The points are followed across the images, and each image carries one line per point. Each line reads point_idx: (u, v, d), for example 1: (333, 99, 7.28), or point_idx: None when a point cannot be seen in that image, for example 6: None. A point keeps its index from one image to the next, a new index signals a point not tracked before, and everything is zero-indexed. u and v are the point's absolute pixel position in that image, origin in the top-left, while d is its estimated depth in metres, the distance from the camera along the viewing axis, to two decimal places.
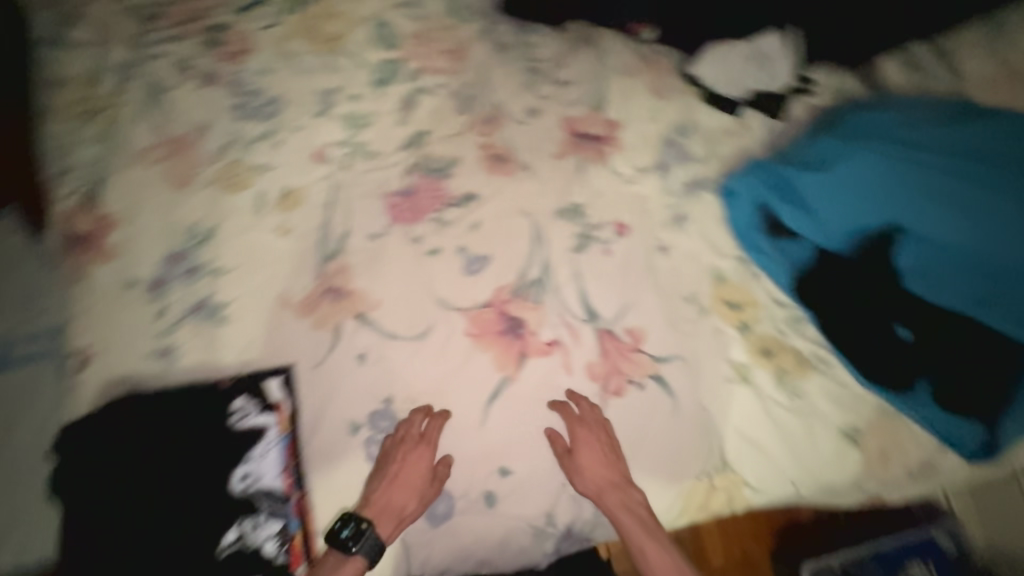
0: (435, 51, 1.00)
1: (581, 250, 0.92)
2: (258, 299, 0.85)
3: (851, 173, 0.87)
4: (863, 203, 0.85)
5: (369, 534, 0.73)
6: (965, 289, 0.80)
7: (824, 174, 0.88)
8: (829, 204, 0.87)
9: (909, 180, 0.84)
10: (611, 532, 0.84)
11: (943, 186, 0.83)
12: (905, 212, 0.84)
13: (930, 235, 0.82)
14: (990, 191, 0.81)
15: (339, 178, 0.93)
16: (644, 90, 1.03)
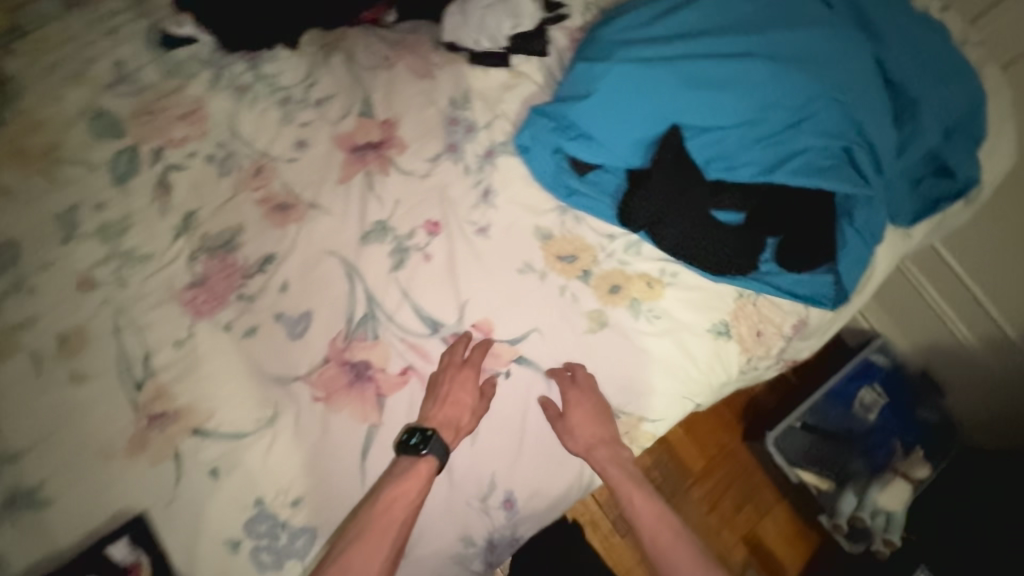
0: (169, 120, 0.89)
1: (401, 266, 0.86)
2: (77, 463, 0.75)
3: (625, 84, 0.83)
4: (644, 113, 0.83)
5: (436, 437, 0.75)
6: (757, 161, 0.84)
7: (601, 96, 0.83)
8: (616, 125, 0.84)
9: (672, 73, 0.82)
10: (534, 522, 0.83)
11: (706, 69, 0.83)
12: (683, 106, 0.83)
13: (711, 123, 0.84)
14: (746, 61, 0.83)
15: (118, 297, 0.83)
16: (409, 75, 0.96)
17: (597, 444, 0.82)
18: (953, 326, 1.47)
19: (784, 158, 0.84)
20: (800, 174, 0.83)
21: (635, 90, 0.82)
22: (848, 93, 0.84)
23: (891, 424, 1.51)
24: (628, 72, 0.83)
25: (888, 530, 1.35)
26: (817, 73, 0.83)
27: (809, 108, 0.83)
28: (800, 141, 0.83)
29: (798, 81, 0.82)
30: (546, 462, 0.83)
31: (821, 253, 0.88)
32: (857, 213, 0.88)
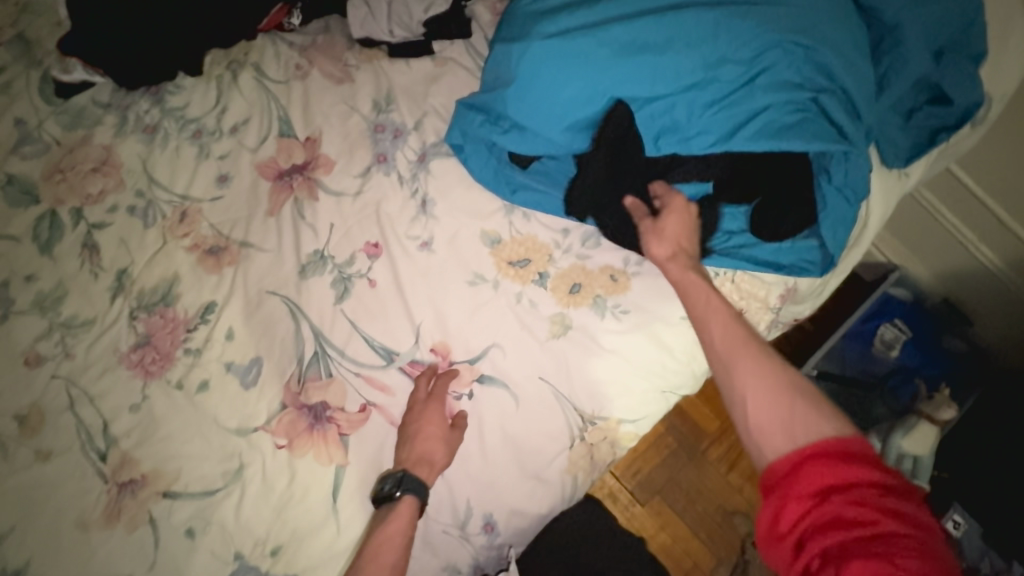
0: (83, 176, 0.84)
1: (345, 296, 0.81)
2: (56, 540, 0.76)
3: (551, 62, 0.76)
4: (579, 92, 0.76)
5: (408, 478, 0.71)
6: (712, 128, 0.77)
7: (529, 79, 0.77)
8: (550, 108, 0.78)
9: (605, 43, 0.75)
10: (519, 539, 0.81)
11: (641, 33, 0.75)
12: (620, 78, 0.75)
13: (654, 91, 0.76)
14: (683, 18, 0.75)
15: (67, 369, 0.81)
16: (324, 83, 0.88)
17: (672, 258, 0.77)
18: (975, 250, 1.26)
19: (742, 122, 0.76)
20: (760, 137, 0.75)
21: (564, 69, 0.76)
22: (809, 38, 0.76)
23: (923, 361, 1.28)
24: (555, 48, 0.76)
25: (918, 474, 1.16)
26: (765, 18, 0.75)
27: (766, 60, 0.75)
28: (757, 99, 0.75)
29: (749, 31, 0.75)
30: (524, 482, 0.79)
31: (802, 216, 0.80)
32: (835, 169, 0.80)
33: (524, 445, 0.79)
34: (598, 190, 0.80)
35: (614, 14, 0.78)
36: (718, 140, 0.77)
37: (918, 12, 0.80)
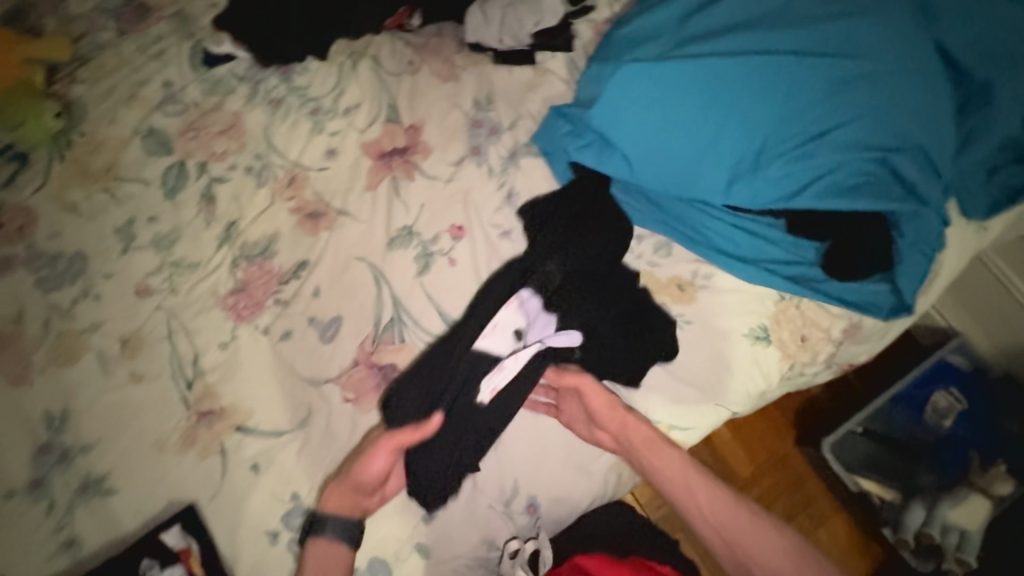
0: (212, 135, 0.94)
1: (425, 271, 0.87)
2: (137, 455, 0.83)
3: (629, 96, 0.79)
4: (652, 129, 0.78)
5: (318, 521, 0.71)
6: (782, 181, 0.76)
7: (608, 107, 0.80)
8: (627, 137, 0.80)
9: (683, 84, 0.77)
10: (562, 520, 0.83)
11: (718, 79, 0.77)
12: (693, 123, 0.77)
13: (727, 139, 0.77)
14: (762, 70, 0.76)
15: (171, 303, 0.90)
16: (433, 80, 0.97)
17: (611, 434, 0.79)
18: None
19: (810, 179, 0.76)
20: (825, 197, 0.75)
21: (650, 103, 0.78)
22: (894, 101, 0.75)
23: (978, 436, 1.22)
24: (633, 85, 0.78)
25: (963, 548, 1.12)
26: (844, 79, 0.76)
27: (845, 116, 0.75)
28: (833, 157, 0.75)
29: (828, 89, 0.76)
30: (572, 467, 0.82)
31: (873, 263, 0.81)
32: (905, 226, 0.80)
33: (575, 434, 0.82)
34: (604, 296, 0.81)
35: (696, 53, 0.78)
36: (785, 196, 0.77)
37: (1015, 76, 0.82)
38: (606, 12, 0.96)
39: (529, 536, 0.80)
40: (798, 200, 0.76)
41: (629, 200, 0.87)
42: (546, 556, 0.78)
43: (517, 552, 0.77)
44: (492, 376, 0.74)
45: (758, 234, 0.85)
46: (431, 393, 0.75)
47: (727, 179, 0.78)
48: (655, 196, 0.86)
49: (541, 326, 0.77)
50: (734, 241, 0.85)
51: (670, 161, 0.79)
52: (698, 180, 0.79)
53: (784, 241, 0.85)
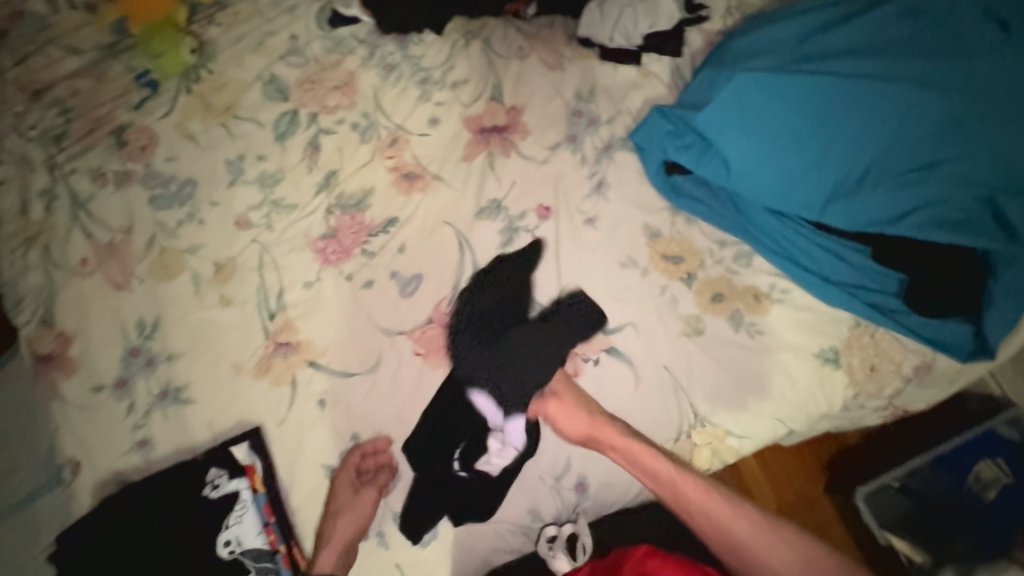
0: (327, 90, 1.00)
1: (508, 244, 0.90)
2: (215, 372, 0.88)
3: (741, 105, 0.82)
4: (758, 139, 0.82)
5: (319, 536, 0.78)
6: (880, 206, 0.79)
7: (718, 111, 0.83)
8: (731, 143, 0.83)
9: (796, 101, 0.81)
10: (608, 505, 0.84)
11: (831, 101, 0.80)
12: (800, 139, 0.81)
13: (831, 159, 0.80)
14: (876, 97, 0.79)
15: (265, 238, 0.95)
16: (539, 67, 1.00)
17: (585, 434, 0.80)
18: None
19: (908, 209, 0.79)
20: (921, 228, 0.78)
21: (759, 113, 0.81)
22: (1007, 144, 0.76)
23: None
24: (746, 95, 0.82)
25: None
26: (960, 116, 0.77)
27: (954, 152, 0.77)
28: (936, 190, 0.78)
29: (941, 124, 0.78)
30: None
31: (957, 301, 0.82)
32: (1001, 271, 0.79)
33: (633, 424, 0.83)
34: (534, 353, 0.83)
35: (813, 72, 0.81)
36: (881, 221, 0.80)
37: None
38: (718, 24, 0.98)
39: (567, 520, 0.81)
40: (892, 227, 0.79)
41: (716, 205, 0.89)
42: (583, 543, 0.79)
43: (555, 535, 0.79)
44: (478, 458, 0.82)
45: (842, 257, 0.86)
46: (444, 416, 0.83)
47: (825, 198, 0.81)
48: (742, 204, 0.88)
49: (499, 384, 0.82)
50: (816, 260, 0.86)
51: (771, 172, 0.82)
52: (795, 194, 0.82)
53: (867, 269, 0.86)
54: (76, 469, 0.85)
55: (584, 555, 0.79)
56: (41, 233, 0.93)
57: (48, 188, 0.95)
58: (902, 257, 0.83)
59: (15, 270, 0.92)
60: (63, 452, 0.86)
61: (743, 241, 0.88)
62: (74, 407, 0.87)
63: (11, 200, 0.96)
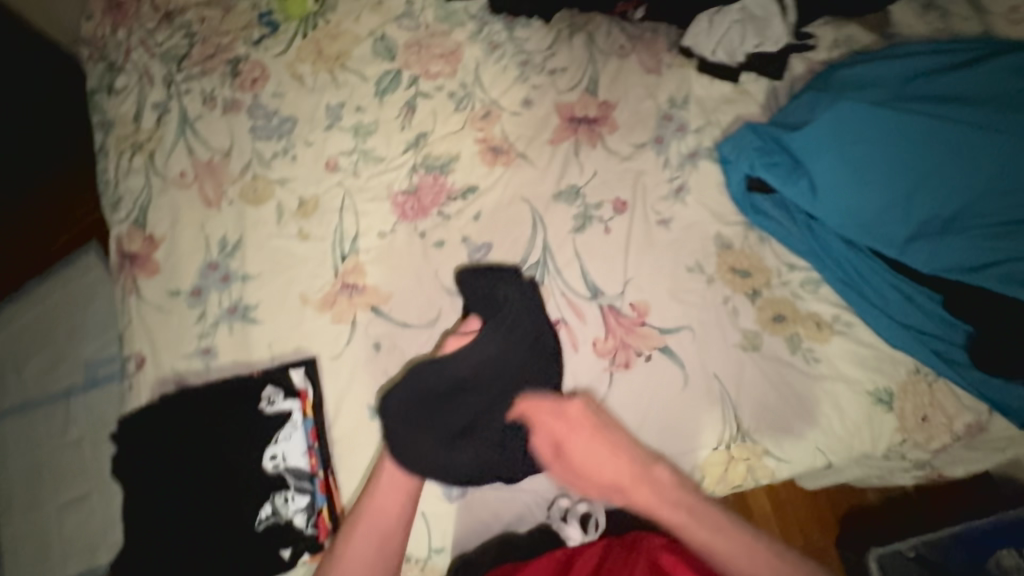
0: (433, 56, 1.05)
1: (581, 230, 0.93)
2: (283, 299, 0.92)
3: (839, 130, 0.84)
4: (850, 167, 0.83)
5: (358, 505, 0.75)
6: (963, 254, 0.79)
7: (813, 133, 0.85)
8: (821, 166, 0.85)
9: (896, 135, 0.82)
10: None
11: (931, 140, 0.80)
12: (893, 172, 0.82)
13: (920, 198, 0.81)
14: (979, 144, 0.79)
15: (350, 184, 0.99)
16: (638, 68, 1.03)
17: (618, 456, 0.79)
18: None
19: (993, 261, 0.78)
20: (1008, 282, 0.77)
21: (858, 140, 0.83)
22: None
23: None
24: (846, 122, 0.83)
25: None
26: None
27: None
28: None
29: None
30: (661, 455, 0.83)
31: None
32: None
33: (674, 425, 0.84)
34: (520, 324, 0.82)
35: (918, 110, 0.82)
36: (963, 269, 0.80)
37: None
38: (823, 55, 1.00)
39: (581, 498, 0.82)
40: (973, 275, 0.79)
41: (792, 227, 0.89)
42: (595, 520, 0.80)
43: (565, 509, 0.81)
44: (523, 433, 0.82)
45: (912, 301, 0.85)
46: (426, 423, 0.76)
47: (907, 236, 0.82)
48: (819, 231, 0.88)
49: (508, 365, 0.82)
50: (884, 299, 0.86)
51: (858, 200, 0.83)
52: (879, 228, 0.83)
53: (937, 318, 0.85)
54: (140, 363, 0.90)
55: (595, 531, 0.79)
56: (149, 141, 1.00)
57: (163, 102, 1.02)
58: (982, 310, 0.80)
59: (120, 171, 0.99)
60: (132, 346, 0.91)
61: (813, 267, 0.89)
62: (149, 306, 0.92)
63: (128, 107, 1.03)
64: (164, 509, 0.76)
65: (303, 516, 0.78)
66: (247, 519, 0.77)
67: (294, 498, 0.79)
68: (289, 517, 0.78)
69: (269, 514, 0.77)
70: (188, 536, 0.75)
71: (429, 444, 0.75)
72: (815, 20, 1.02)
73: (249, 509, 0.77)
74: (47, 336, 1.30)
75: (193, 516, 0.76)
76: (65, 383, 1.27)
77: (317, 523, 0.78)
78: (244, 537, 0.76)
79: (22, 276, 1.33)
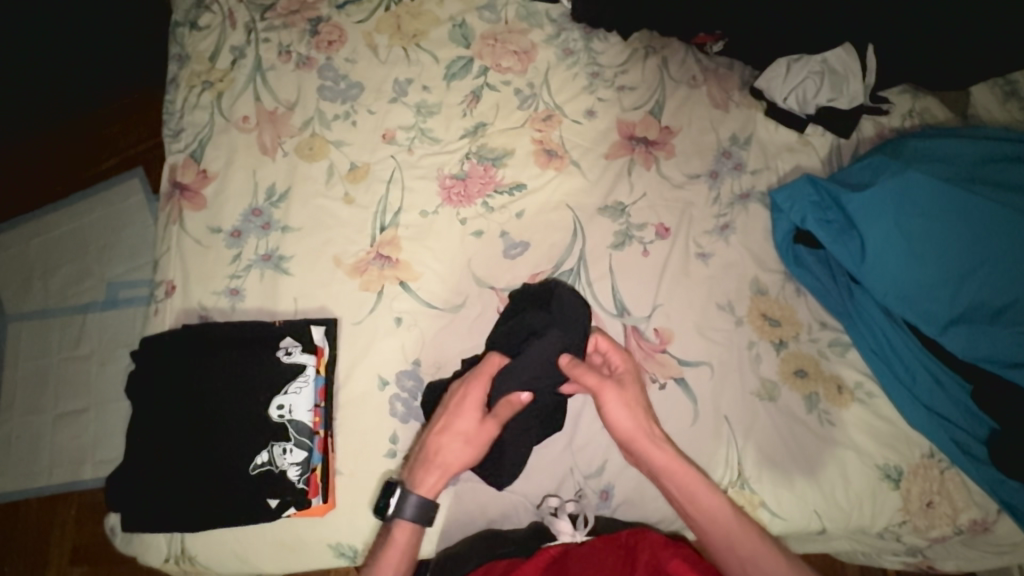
0: (507, 51, 1.05)
1: (619, 247, 0.93)
2: (317, 257, 0.93)
3: (898, 200, 0.83)
4: (904, 238, 0.82)
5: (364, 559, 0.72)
6: (1005, 346, 0.77)
7: (872, 197, 0.83)
8: (874, 232, 0.83)
9: (956, 215, 0.81)
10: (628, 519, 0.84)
11: (990, 228, 0.79)
12: (946, 252, 0.80)
13: (970, 282, 0.79)
14: None
15: (402, 158, 0.99)
16: (705, 100, 1.02)
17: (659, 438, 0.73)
18: None
19: None
20: None
21: (919, 212, 0.82)
22: None
23: None
24: (906, 194, 0.82)
25: None
26: None
27: None
28: None
29: None
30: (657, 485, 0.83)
31: None
32: None
33: None
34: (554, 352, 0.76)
35: (983, 195, 0.81)
36: (999, 363, 0.78)
37: None
38: (895, 122, 0.99)
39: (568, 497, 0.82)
40: (1013, 371, 0.77)
41: (832, 287, 0.89)
42: (584, 517, 0.79)
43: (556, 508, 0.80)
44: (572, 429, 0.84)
45: (940, 383, 0.84)
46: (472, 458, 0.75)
47: (950, 318, 0.81)
48: (860, 296, 0.87)
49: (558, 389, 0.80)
50: (912, 377, 0.84)
51: (907, 273, 0.82)
52: (922, 304, 0.82)
53: (962, 406, 0.83)
54: (169, 291, 0.92)
55: (583, 527, 0.78)
56: (220, 81, 1.02)
57: (240, 47, 1.05)
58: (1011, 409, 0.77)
59: (187, 104, 1.02)
60: (164, 273, 0.93)
61: (844, 331, 0.88)
62: (188, 238, 0.94)
63: (206, 44, 1.05)
64: (163, 436, 0.77)
65: (297, 470, 0.79)
66: (242, 461, 0.77)
67: (292, 451, 0.79)
68: (283, 468, 0.79)
69: (265, 461, 0.78)
70: (184, 465, 0.76)
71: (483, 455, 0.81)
72: (892, 87, 1.01)
73: (247, 453, 0.78)
74: (80, 247, 1.34)
75: (189, 448, 0.77)
76: (87, 297, 1.31)
77: (309, 479, 0.79)
78: (236, 479, 0.77)
79: (70, 188, 1.37)
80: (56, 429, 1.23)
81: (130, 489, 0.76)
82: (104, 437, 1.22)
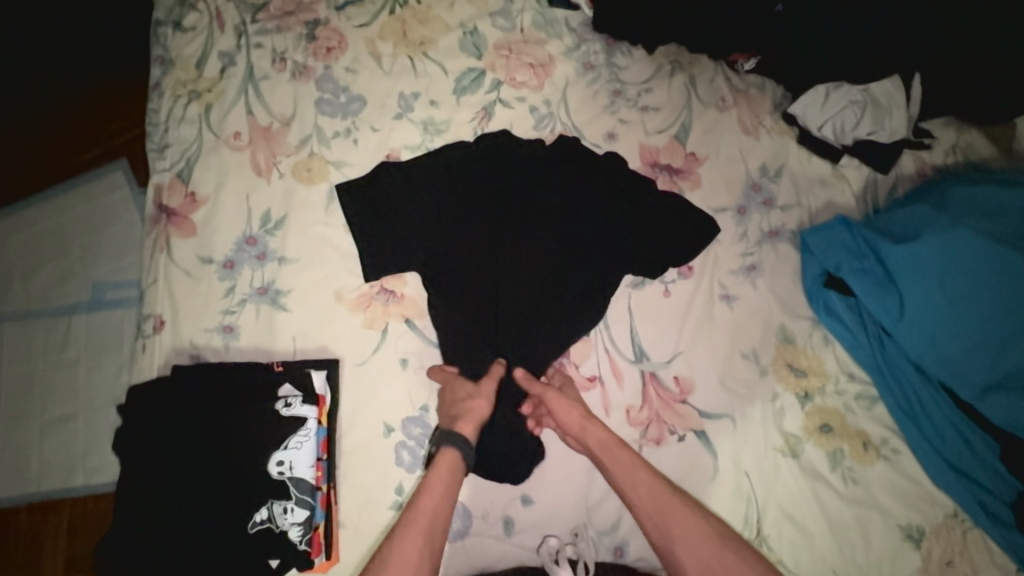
0: (522, 64, 0.97)
1: (639, 287, 0.87)
2: (315, 291, 0.86)
3: (942, 252, 0.78)
4: (943, 294, 0.78)
5: (456, 433, 0.75)
6: None
7: (911, 248, 0.80)
8: (911, 286, 0.80)
9: (1003, 275, 0.76)
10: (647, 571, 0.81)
11: None
12: (988, 313, 0.77)
13: (1011, 346, 0.76)
14: None
15: None
16: (734, 124, 0.95)
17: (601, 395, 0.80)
18: None
19: None
20: None
21: (967, 271, 0.78)
22: None
23: None
24: (950, 248, 0.78)
25: None
26: None
27: None
28: None
29: None
30: None
31: None
32: None
33: None
34: (453, 228, 0.87)
35: None
36: None
37: None
38: (938, 158, 0.95)
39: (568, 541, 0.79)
40: None
41: (862, 336, 0.84)
42: (585, 563, 0.77)
43: (556, 551, 0.77)
44: (583, 483, 0.81)
45: (970, 443, 0.81)
46: (399, 228, 0.86)
47: (989, 382, 0.77)
48: (891, 349, 0.84)
49: (452, 268, 0.86)
50: (941, 437, 0.81)
51: (943, 332, 0.79)
52: (960, 365, 0.78)
53: (992, 469, 0.80)
54: (157, 326, 0.85)
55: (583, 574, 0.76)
56: (209, 91, 0.94)
57: (230, 52, 0.95)
58: None
59: (172, 116, 0.93)
60: (151, 306, 0.87)
61: (870, 383, 0.85)
62: (177, 267, 0.87)
63: (192, 47, 0.96)
64: (158, 492, 0.74)
65: (298, 530, 0.75)
66: (240, 520, 0.74)
67: (292, 511, 0.75)
68: (283, 528, 0.75)
69: (264, 519, 0.74)
70: (180, 525, 0.73)
71: (424, 243, 0.86)
72: (935, 118, 0.96)
73: (244, 512, 0.74)
74: (63, 245, 1.19)
75: (184, 505, 0.73)
76: (71, 298, 1.17)
77: (312, 539, 0.76)
78: (234, 539, 0.73)
79: (34, 188, 1.21)
80: (44, 434, 1.11)
81: (120, 552, 0.72)
82: (96, 443, 1.11)
